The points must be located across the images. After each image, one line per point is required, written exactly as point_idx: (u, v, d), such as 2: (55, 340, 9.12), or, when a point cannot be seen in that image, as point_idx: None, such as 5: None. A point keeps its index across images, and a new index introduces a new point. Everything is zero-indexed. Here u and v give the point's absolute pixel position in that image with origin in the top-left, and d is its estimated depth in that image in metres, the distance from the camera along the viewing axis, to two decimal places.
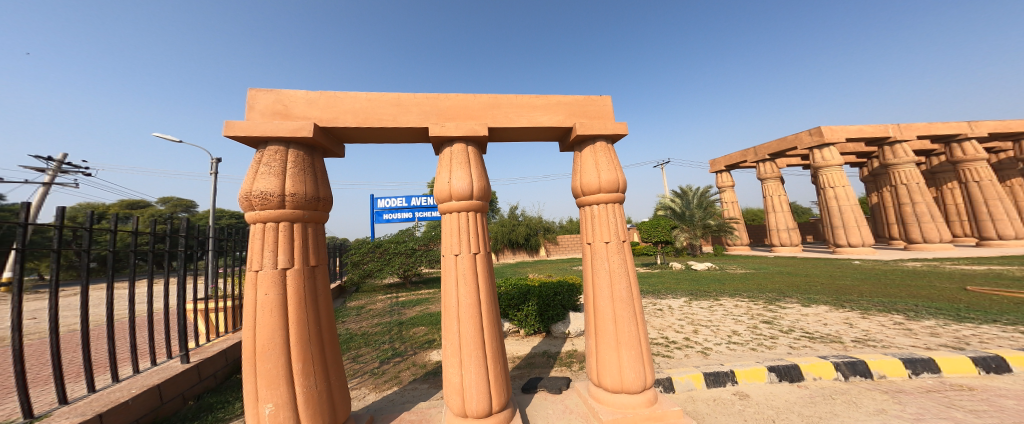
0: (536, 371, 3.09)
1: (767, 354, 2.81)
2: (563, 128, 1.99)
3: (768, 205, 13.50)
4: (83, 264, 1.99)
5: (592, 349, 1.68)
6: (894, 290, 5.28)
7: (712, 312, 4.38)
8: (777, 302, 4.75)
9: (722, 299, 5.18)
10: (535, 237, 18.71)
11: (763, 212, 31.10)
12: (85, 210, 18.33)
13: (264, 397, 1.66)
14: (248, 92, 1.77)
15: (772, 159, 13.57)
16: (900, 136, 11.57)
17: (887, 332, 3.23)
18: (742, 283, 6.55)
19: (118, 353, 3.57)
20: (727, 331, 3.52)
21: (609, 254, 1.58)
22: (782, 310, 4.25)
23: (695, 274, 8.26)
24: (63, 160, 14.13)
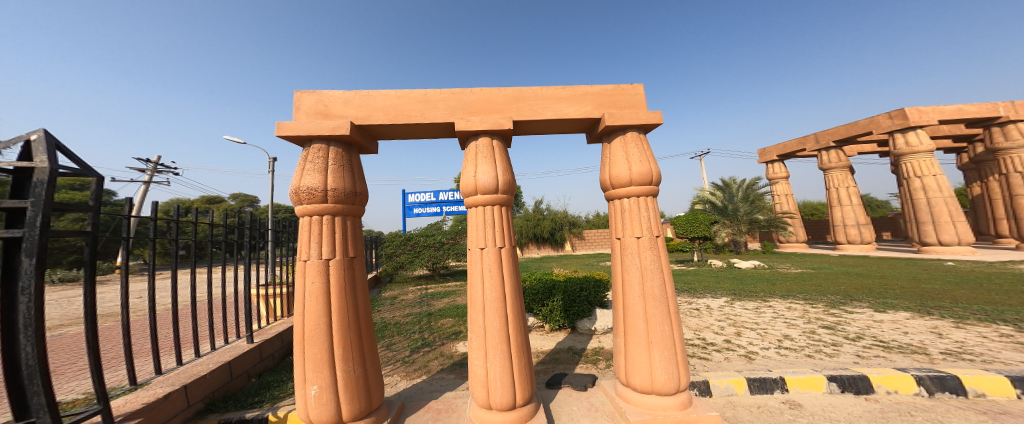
0: (560, 367, 3.09)
1: (827, 362, 2.61)
2: (590, 120, 1.94)
3: (832, 198, 12.44)
4: (173, 251, 2.21)
5: (621, 348, 1.65)
6: (999, 297, 4.67)
7: (759, 314, 4.13)
8: (842, 306, 4.38)
9: (771, 300, 4.87)
10: (561, 232, 18.51)
11: (827, 205, 28.36)
12: (172, 205, 20.79)
13: (311, 380, 1.79)
14: (295, 94, 1.88)
15: (839, 147, 12.42)
16: (1015, 115, 10.14)
17: (990, 345, 2.87)
18: (797, 284, 6.09)
19: (194, 333, 3.94)
20: (778, 335, 3.30)
21: (641, 249, 1.52)
22: (848, 316, 3.91)
23: (739, 273, 7.80)
24: (159, 161, 15.81)
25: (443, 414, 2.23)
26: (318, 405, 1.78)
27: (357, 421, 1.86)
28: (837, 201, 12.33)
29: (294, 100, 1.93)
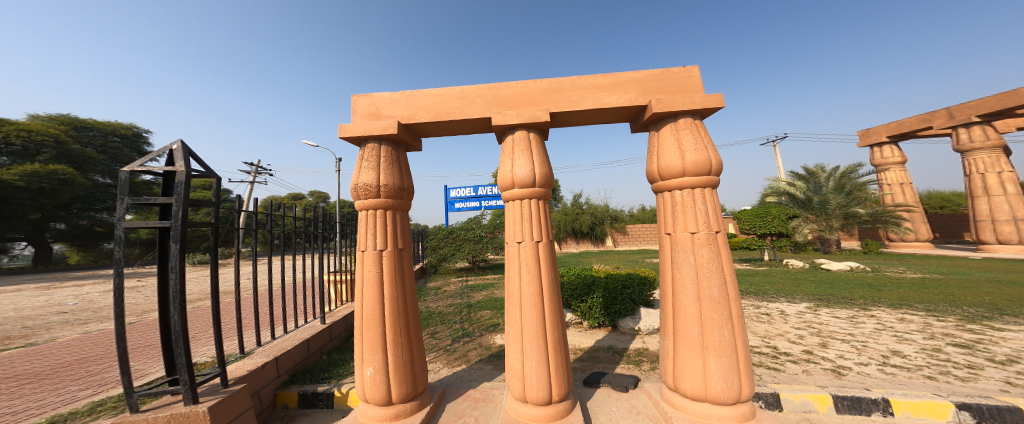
0: (599, 365, 3.02)
1: (955, 386, 2.22)
2: (635, 107, 1.82)
3: (972, 187, 10.49)
4: None
5: (668, 350, 1.56)
6: None
7: (855, 325, 3.65)
8: (982, 322, 3.67)
9: (873, 310, 4.27)
10: (602, 226, 18.02)
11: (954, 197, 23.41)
12: None
13: (367, 361, 1.92)
14: (351, 98, 2.02)
15: (983, 122, 10.23)
16: None
17: None
18: (916, 292, 5.23)
19: (269, 314, 4.48)
20: (882, 351, 2.89)
21: (696, 245, 1.40)
22: (991, 334, 3.27)
23: (831, 276, 6.94)
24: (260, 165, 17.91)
25: (480, 403, 2.28)
26: (372, 385, 1.91)
27: (405, 403, 1.97)
28: (980, 190, 10.34)
29: (351, 104, 2.07)
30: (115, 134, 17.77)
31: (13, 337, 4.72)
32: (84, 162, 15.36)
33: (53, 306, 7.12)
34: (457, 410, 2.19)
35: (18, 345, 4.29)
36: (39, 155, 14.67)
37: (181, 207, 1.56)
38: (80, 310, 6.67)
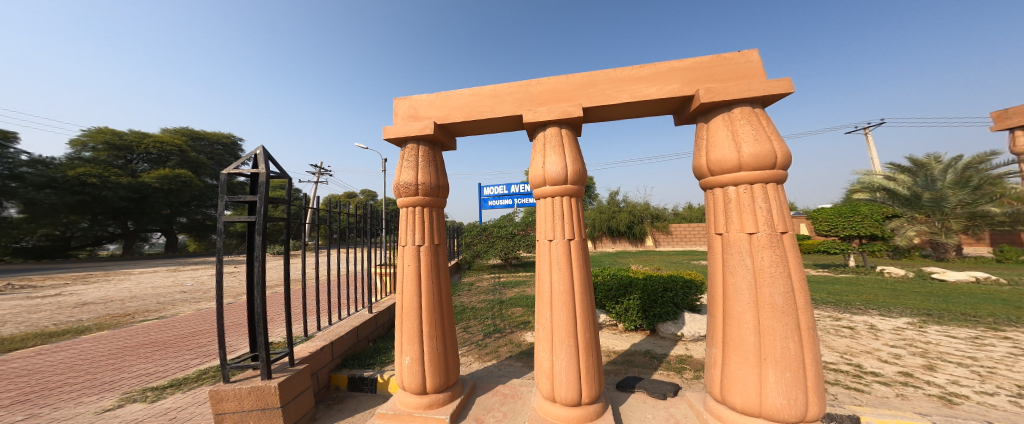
0: (635, 370, 2.90)
1: None
2: (681, 98, 1.70)
3: None
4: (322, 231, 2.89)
5: (716, 359, 1.44)
6: None
7: (976, 347, 3.11)
8: None
9: (1004, 331, 3.56)
10: (641, 225, 17.32)
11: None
12: None
13: (405, 351, 2.00)
14: (393, 101, 2.10)
15: None
16: None
17: None
18: None
19: (320, 303, 4.89)
20: (1012, 379, 2.44)
21: (756, 246, 1.27)
22: None
23: (933, 288, 6.00)
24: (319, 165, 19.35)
25: (509, 399, 2.28)
26: (409, 374, 1.98)
27: (438, 392, 2.03)
28: None
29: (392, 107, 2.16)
30: (219, 143, 22.96)
31: (148, 311, 5.77)
32: (198, 166, 20.37)
33: (172, 284, 8.70)
34: (486, 404, 2.20)
35: (151, 318, 5.23)
36: (169, 161, 19.43)
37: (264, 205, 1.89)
38: (190, 290, 8.02)
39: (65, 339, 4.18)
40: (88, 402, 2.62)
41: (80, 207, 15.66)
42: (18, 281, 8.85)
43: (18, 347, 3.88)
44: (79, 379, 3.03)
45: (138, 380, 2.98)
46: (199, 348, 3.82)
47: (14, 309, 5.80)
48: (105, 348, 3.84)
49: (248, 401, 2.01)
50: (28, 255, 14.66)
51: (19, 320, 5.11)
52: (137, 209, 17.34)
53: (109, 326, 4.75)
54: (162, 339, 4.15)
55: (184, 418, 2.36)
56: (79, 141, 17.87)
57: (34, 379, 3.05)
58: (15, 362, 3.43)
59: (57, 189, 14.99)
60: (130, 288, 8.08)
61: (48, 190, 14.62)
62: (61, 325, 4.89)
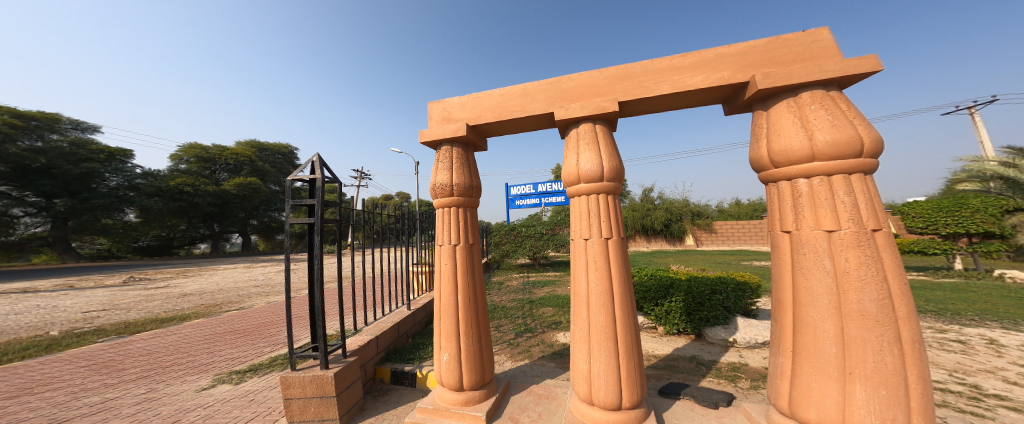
0: (679, 376, 2.75)
1: None
2: (733, 85, 1.57)
3: None
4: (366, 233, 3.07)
5: (783, 369, 1.32)
6: None
7: None
8: None
9: None
10: (679, 223, 16.49)
11: None
12: None
13: (444, 348, 2.04)
14: (426, 106, 2.17)
15: None
16: None
17: None
18: None
19: (363, 300, 5.20)
20: None
21: (837, 246, 1.13)
22: None
23: None
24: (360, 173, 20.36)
25: (543, 400, 2.24)
26: (447, 370, 2.01)
27: (474, 390, 2.06)
28: None
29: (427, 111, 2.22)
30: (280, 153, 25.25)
31: (232, 302, 6.50)
32: (264, 174, 22.62)
33: (248, 279, 9.73)
34: (521, 403, 2.19)
35: (234, 309, 5.86)
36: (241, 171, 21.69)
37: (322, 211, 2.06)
38: (263, 283, 8.93)
39: (172, 325, 4.80)
40: (190, 380, 2.98)
41: (178, 212, 18.02)
42: (136, 274, 10.39)
43: (138, 330, 4.50)
44: (182, 360, 3.45)
45: (226, 363, 3.35)
46: (272, 337, 4.21)
47: (134, 297, 6.78)
48: (201, 333, 4.35)
49: (310, 389, 2.16)
50: (144, 252, 17.36)
51: (140, 307, 5.97)
52: (221, 213, 19.67)
53: (203, 315, 5.39)
54: (242, 327, 4.63)
55: (260, 401, 2.59)
56: (177, 156, 20.45)
57: (149, 358, 3.52)
58: (138, 343, 3.98)
59: (162, 197, 17.30)
60: (216, 281, 9.19)
61: (157, 197, 16.90)
62: (168, 312, 5.63)
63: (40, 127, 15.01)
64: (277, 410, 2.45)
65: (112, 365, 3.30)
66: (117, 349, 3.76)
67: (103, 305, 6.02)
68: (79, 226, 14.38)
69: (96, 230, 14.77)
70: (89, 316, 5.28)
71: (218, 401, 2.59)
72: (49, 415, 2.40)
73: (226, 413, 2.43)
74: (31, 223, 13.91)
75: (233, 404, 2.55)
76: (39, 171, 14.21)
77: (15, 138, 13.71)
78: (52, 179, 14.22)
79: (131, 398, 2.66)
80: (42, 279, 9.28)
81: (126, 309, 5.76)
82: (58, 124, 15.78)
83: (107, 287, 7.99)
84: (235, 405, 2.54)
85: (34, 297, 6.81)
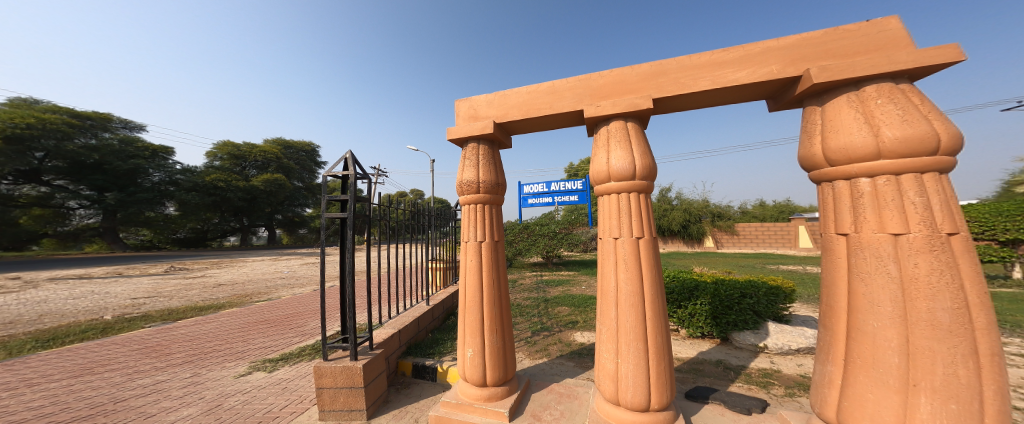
0: (706, 380, 2.67)
1: None
2: (782, 80, 1.50)
3: None
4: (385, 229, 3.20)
5: (832, 378, 1.25)
6: None
7: None
8: None
9: None
10: (698, 225, 15.91)
11: None
12: None
13: (468, 343, 2.08)
14: (454, 103, 2.21)
15: None
16: None
17: None
18: None
19: (384, 294, 5.39)
20: None
21: (904, 250, 1.06)
22: None
23: None
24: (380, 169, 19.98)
25: (565, 398, 2.25)
26: (471, 366, 2.05)
27: (497, 386, 2.08)
28: None
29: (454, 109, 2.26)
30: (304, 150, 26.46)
31: (260, 293, 6.90)
32: (288, 170, 23.79)
33: (275, 271, 10.29)
34: (543, 401, 2.20)
35: (263, 300, 6.22)
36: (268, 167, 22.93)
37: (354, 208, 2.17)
38: (289, 276, 9.43)
39: (210, 313, 5.17)
40: (228, 366, 3.21)
41: (213, 206, 19.27)
42: (177, 264, 11.27)
43: (180, 317, 4.88)
44: (221, 347, 3.71)
45: (260, 352, 3.58)
46: (300, 327, 4.44)
47: (175, 286, 7.35)
48: (236, 322, 4.66)
49: (341, 378, 2.27)
50: (182, 244, 18.83)
51: (181, 295, 6.47)
52: (250, 207, 20.85)
53: (237, 304, 5.77)
54: (273, 317, 4.91)
55: (292, 389, 2.76)
56: (212, 153, 21.76)
57: (193, 343, 3.81)
58: (181, 329, 4.32)
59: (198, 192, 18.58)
60: (247, 273, 9.77)
61: (194, 192, 18.18)
62: (205, 300, 6.08)
63: (94, 126, 16.37)
64: (307, 398, 2.60)
65: (160, 349, 3.60)
66: (166, 334, 4.10)
67: (148, 293, 6.55)
68: (126, 218, 15.78)
69: (140, 222, 16.14)
70: (137, 302, 5.79)
71: (254, 388, 2.78)
72: (111, 393, 2.66)
73: (263, 400, 2.59)
74: (84, 214, 15.51)
75: (268, 391, 2.72)
76: (92, 166, 15.56)
77: (72, 136, 15.01)
78: (103, 173, 15.67)
79: (179, 381, 2.90)
80: (94, 267, 10.18)
81: (169, 297, 6.24)
82: (110, 123, 17.12)
83: (151, 276, 8.70)
84: (269, 392, 2.71)
85: (89, 283, 7.49)
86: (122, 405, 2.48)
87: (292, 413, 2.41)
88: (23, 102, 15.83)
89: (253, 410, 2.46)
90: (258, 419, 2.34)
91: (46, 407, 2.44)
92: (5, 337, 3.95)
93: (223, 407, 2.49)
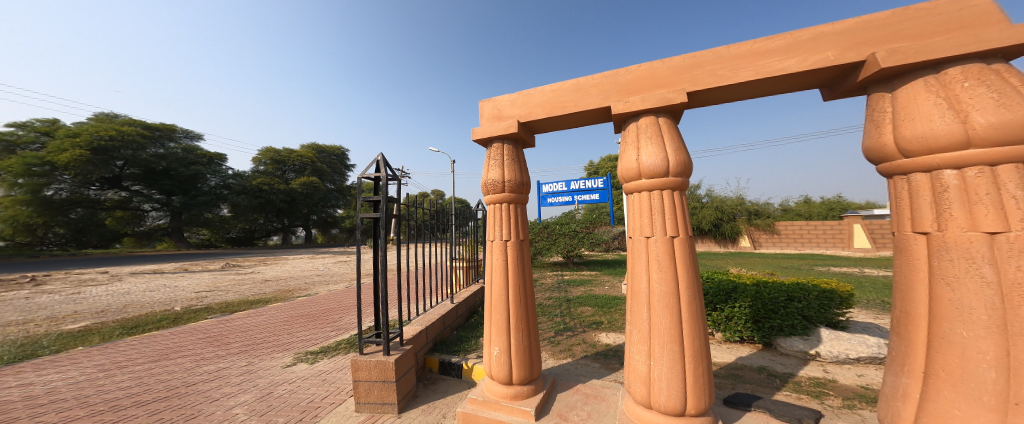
0: (746, 387, 2.53)
1: None
2: (841, 66, 1.38)
3: None
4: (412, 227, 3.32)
5: (904, 390, 1.15)
6: None
7: None
8: None
9: None
10: (731, 223, 15.08)
11: None
12: None
13: (494, 342, 2.08)
14: (478, 104, 2.22)
15: None
16: None
17: None
18: None
19: (410, 292, 5.56)
20: None
21: (1003, 252, 0.96)
22: None
23: None
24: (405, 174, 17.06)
25: (592, 399, 2.21)
26: (497, 364, 2.06)
27: (523, 385, 2.08)
28: None
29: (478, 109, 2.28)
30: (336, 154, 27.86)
31: (300, 288, 7.37)
32: (322, 173, 25.18)
33: (313, 268, 10.95)
34: (569, 401, 2.18)
35: (304, 295, 6.64)
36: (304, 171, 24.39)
37: (389, 208, 2.30)
38: (326, 273, 10.01)
39: (260, 306, 5.60)
40: (276, 357, 3.45)
41: (259, 208, 20.79)
42: (231, 261, 12.32)
43: (236, 309, 5.32)
44: (269, 339, 3.99)
45: (302, 344, 3.82)
46: (337, 322, 4.69)
47: (229, 281, 8.03)
48: (281, 316, 5.00)
49: (375, 372, 2.36)
50: (234, 243, 20.51)
51: (234, 289, 7.05)
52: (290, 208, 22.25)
53: (282, 299, 6.20)
54: (313, 312, 5.22)
55: (332, 380, 2.91)
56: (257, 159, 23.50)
57: (246, 334, 4.14)
58: (236, 321, 4.70)
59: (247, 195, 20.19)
60: (289, 270, 10.48)
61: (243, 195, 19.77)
62: (255, 295, 6.59)
63: (163, 136, 18.26)
64: (345, 391, 2.73)
65: (220, 339, 3.94)
66: (223, 325, 4.48)
67: (207, 287, 7.20)
68: (189, 218, 17.48)
69: (200, 222, 17.79)
70: (200, 295, 6.39)
71: (299, 378, 2.96)
72: (181, 377, 2.94)
73: (307, 389, 2.76)
74: (156, 216, 17.31)
75: (310, 382, 2.89)
76: (161, 173, 17.25)
77: (145, 146, 16.71)
78: (171, 179, 17.45)
79: (236, 368, 3.15)
80: (163, 263, 11.37)
81: (225, 291, 6.83)
82: (174, 133, 18.95)
83: (210, 272, 9.57)
84: (312, 383, 2.88)
85: (159, 278, 8.37)
86: (191, 389, 2.73)
87: (332, 404, 2.54)
88: (105, 116, 17.81)
89: (299, 398, 2.62)
90: (303, 408, 2.49)
91: (133, 387, 2.75)
92: (98, 323, 4.50)
93: (273, 395, 2.67)
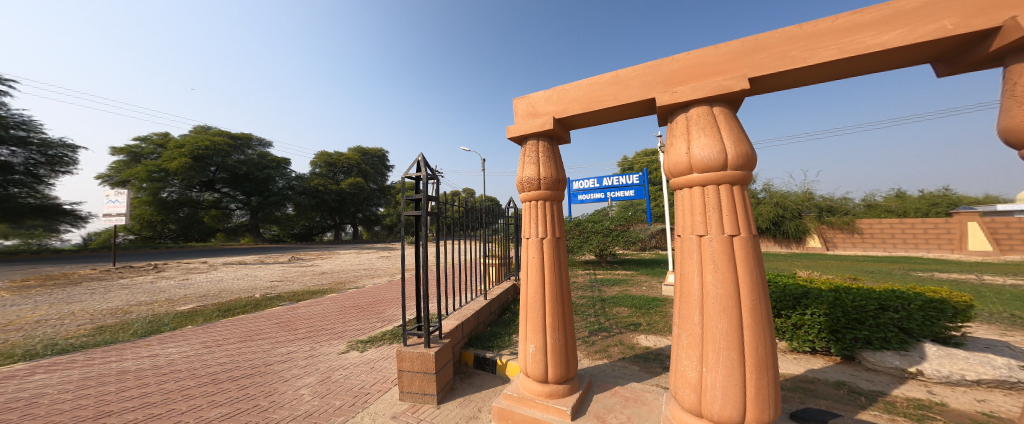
0: (819, 402, 2.27)
1: None
2: (972, 33, 1.16)
3: None
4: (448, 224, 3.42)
5: None
6: None
7: None
8: None
9: None
10: (796, 222, 13.70)
11: None
12: None
13: (530, 339, 2.07)
14: (513, 101, 2.23)
15: None
16: None
17: None
18: None
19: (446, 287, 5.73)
20: None
21: None
22: None
23: None
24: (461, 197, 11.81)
25: (632, 403, 2.11)
26: (533, 361, 2.05)
27: (559, 383, 2.06)
28: None
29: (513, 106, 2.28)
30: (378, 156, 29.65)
31: (349, 281, 7.97)
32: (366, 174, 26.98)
33: (359, 262, 11.84)
34: (607, 403, 2.11)
35: (354, 287, 7.17)
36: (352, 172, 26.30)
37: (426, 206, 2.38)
38: (371, 267, 10.76)
39: (319, 296, 6.15)
40: (333, 344, 3.76)
41: (318, 207, 22.74)
42: (299, 254, 13.71)
43: (302, 299, 5.89)
44: (327, 327, 4.36)
45: (354, 333, 4.12)
46: (382, 314, 5.00)
47: (293, 272, 8.93)
48: (335, 306, 5.43)
49: (417, 363, 2.46)
50: (297, 238, 22.80)
51: (297, 280, 7.83)
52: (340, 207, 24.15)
53: (336, 290, 6.76)
54: (362, 304, 5.61)
55: (378, 369, 3.10)
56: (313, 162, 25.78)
57: (309, 322, 4.56)
58: (302, 309, 5.21)
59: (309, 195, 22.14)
60: (339, 264, 11.39)
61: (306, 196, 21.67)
62: (313, 286, 7.25)
63: (243, 145, 20.46)
64: (390, 379, 2.90)
65: (290, 325, 4.40)
66: (289, 312, 4.97)
67: (276, 277, 8.07)
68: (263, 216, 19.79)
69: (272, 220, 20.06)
70: (274, 284, 7.19)
71: (351, 365, 3.19)
72: (258, 358, 3.32)
73: (357, 376, 2.97)
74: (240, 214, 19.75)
75: (360, 369, 3.10)
76: (244, 177, 19.54)
77: (231, 153, 19.14)
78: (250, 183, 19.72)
79: (301, 353, 3.49)
80: (246, 256, 13.00)
81: (291, 282, 7.61)
82: (251, 142, 21.19)
83: (278, 264, 10.71)
84: (362, 370, 3.09)
85: (237, 268, 9.54)
86: (269, 369, 3.08)
87: (380, 391, 2.71)
88: (200, 128, 20.62)
89: (350, 384, 2.82)
90: (355, 393, 2.68)
91: (227, 363, 3.16)
92: (202, 306, 5.25)
93: (332, 379, 2.91)
